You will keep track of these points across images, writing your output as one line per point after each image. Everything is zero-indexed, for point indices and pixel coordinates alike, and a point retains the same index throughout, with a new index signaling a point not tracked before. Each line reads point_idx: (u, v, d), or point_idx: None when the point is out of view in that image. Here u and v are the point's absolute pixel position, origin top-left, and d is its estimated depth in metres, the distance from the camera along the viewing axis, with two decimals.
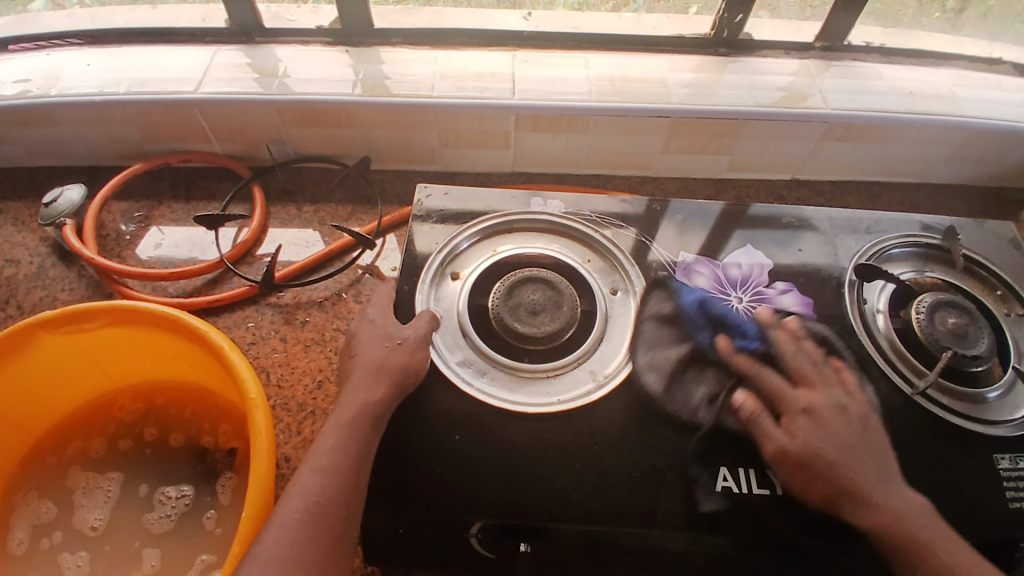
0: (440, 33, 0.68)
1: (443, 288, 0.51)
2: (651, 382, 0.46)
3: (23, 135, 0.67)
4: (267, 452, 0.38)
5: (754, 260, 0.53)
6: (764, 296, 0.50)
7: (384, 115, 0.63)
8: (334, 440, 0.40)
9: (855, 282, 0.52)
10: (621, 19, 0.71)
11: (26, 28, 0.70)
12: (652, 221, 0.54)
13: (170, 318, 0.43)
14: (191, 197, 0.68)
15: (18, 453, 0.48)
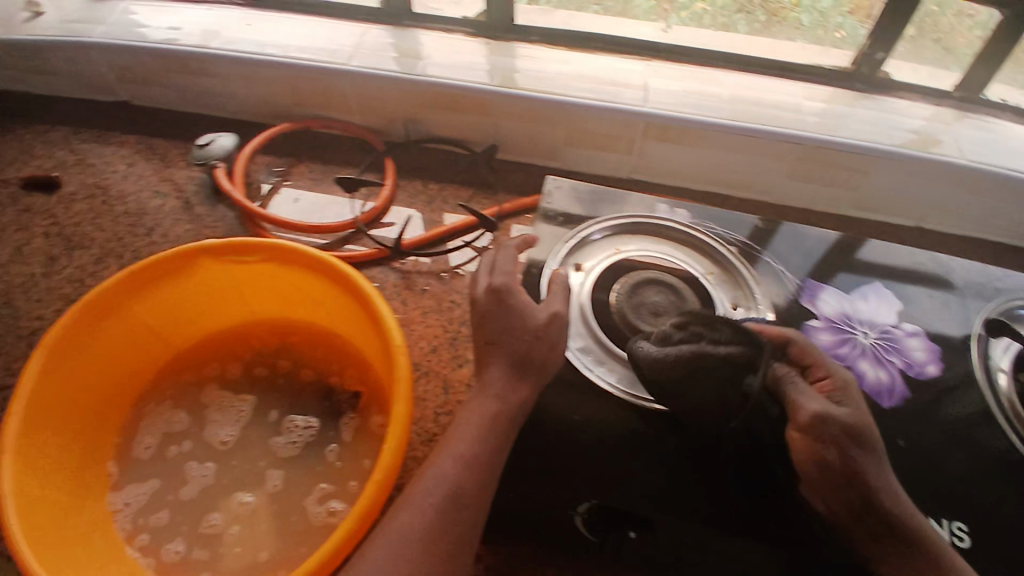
0: (577, 35, 0.69)
1: (569, 277, 0.53)
2: None
3: (181, 83, 0.73)
4: (407, 398, 0.41)
5: (880, 301, 0.53)
6: (889, 337, 0.51)
7: (518, 107, 0.66)
8: (472, 432, 0.41)
9: (978, 339, 0.51)
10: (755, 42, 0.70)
11: None
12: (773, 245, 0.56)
13: (325, 262, 0.48)
14: (326, 160, 0.72)
15: (160, 364, 0.53)
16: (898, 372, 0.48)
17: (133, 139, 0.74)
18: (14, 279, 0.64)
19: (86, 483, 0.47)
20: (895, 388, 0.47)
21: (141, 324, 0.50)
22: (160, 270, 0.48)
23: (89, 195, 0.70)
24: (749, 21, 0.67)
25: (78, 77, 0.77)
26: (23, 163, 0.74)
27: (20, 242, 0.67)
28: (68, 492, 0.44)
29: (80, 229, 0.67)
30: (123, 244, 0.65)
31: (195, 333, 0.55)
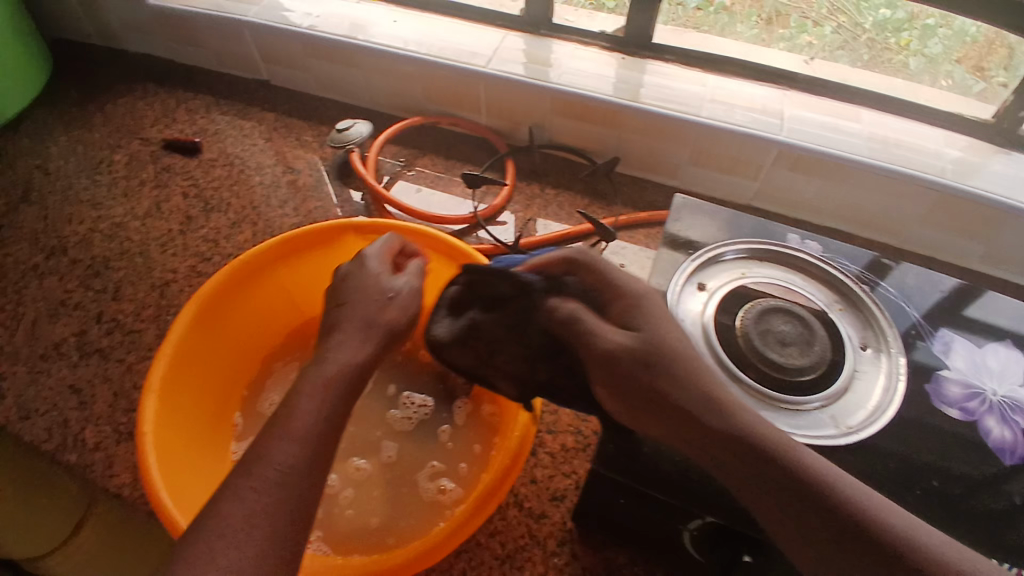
0: (711, 57, 0.69)
1: (692, 296, 0.54)
2: (901, 444, 0.45)
3: (322, 69, 0.77)
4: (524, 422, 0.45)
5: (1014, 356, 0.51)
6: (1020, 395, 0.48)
7: (649, 122, 0.66)
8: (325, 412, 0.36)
9: None
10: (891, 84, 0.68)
11: None
12: (910, 291, 0.54)
13: (470, 255, 0.52)
14: (450, 156, 0.75)
15: (290, 328, 0.56)
16: None
17: (273, 116, 0.79)
18: (154, 235, 0.67)
19: (214, 423, 0.50)
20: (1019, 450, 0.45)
21: (282, 286, 0.54)
22: (308, 239, 0.52)
23: (228, 164, 0.74)
24: (852, 59, 0.69)
25: (226, 54, 0.82)
26: (167, 125, 0.79)
27: (159, 197, 0.71)
28: (200, 428, 0.48)
29: (217, 194, 0.71)
30: (257, 213, 0.69)
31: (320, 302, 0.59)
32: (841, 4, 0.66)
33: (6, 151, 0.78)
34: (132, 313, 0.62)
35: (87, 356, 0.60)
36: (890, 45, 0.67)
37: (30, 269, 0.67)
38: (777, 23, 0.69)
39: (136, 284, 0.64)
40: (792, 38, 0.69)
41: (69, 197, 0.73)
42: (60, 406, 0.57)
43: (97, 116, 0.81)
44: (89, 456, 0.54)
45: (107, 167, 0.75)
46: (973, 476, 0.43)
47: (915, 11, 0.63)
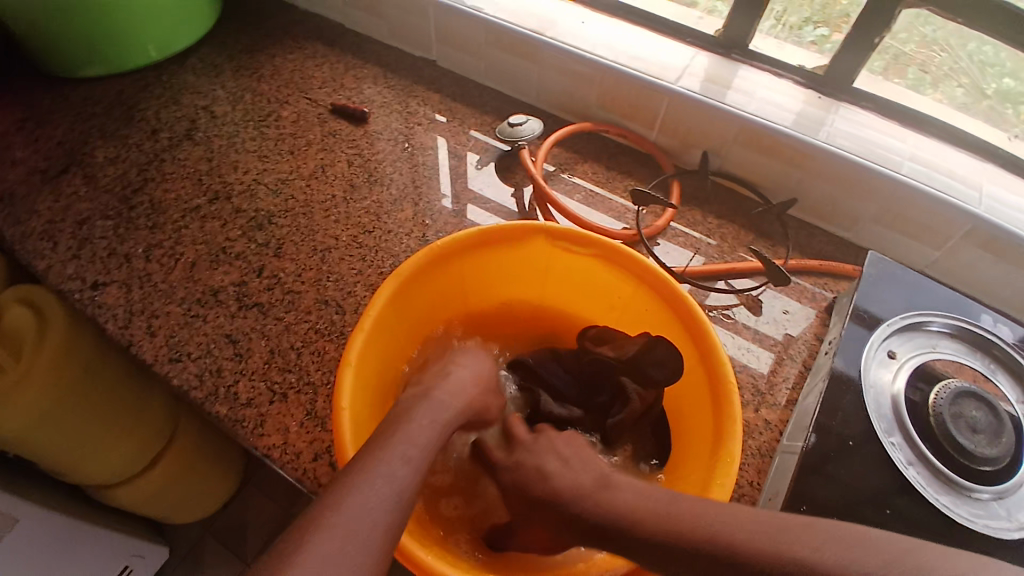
0: (912, 113, 0.65)
1: (881, 363, 0.51)
2: None
3: (498, 58, 0.77)
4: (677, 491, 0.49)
5: None
6: None
7: (839, 170, 0.64)
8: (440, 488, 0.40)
9: None
10: None
11: None
12: None
13: (662, 279, 0.50)
14: (610, 166, 0.74)
15: (461, 305, 0.59)
16: None
17: (439, 97, 0.80)
18: (319, 198, 0.68)
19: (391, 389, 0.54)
20: None
21: (466, 273, 0.55)
22: (503, 236, 0.52)
23: (394, 141, 0.75)
24: None
25: (400, 27, 0.82)
26: (335, 89, 0.80)
27: (325, 160, 0.72)
28: (379, 403, 0.51)
29: (381, 167, 0.72)
30: (418, 193, 0.69)
31: (488, 294, 0.60)
32: (963, 66, 0.63)
33: (174, 87, 0.80)
34: (294, 273, 0.61)
35: (245, 308, 0.59)
36: (1008, 115, 0.64)
37: (192, 209, 0.67)
38: (893, 71, 0.66)
39: (300, 244, 0.64)
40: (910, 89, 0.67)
41: (234, 144, 0.73)
42: (215, 353, 0.56)
43: (265, 67, 0.82)
44: (239, 411, 0.52)
45: (274, 120, 0.76)
46: None
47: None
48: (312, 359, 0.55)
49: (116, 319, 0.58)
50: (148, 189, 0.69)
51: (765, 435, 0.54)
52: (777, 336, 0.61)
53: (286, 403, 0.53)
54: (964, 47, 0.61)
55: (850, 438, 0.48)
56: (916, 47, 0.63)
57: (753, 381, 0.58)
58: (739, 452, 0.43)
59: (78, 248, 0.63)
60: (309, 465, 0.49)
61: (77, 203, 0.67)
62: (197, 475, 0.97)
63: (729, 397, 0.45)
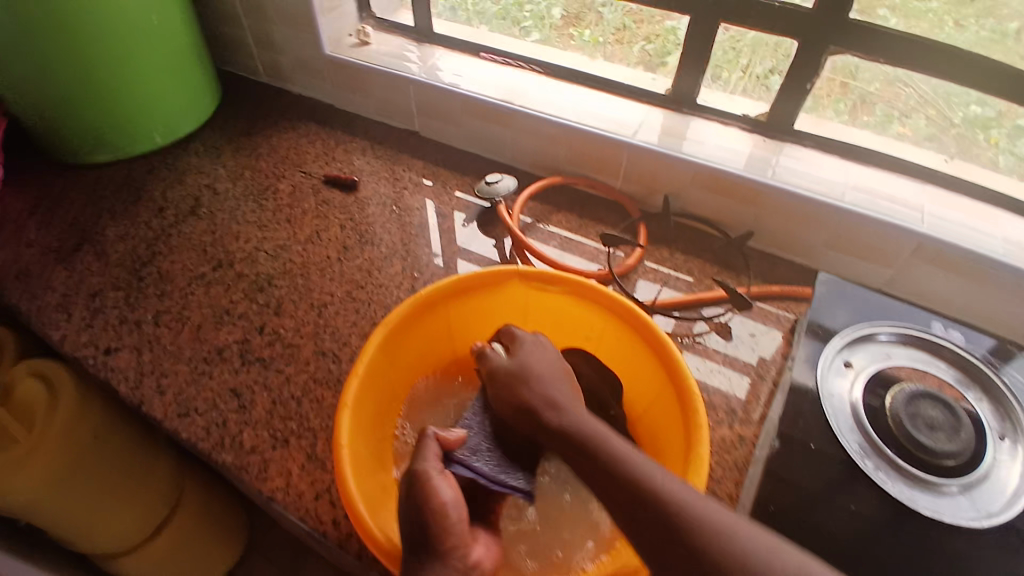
0: (852, 147, 0.72)
1: (841, 372, 0.56)
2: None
3: (473, 125, 0.85)
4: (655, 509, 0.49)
5: None
6: None
7: (788, 202, 0.70)
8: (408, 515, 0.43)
9: None
10: None
11: (500, 45, 0.87)
12: None
13: (626, 307, 0.55)
14: (582, 214, 0.80)
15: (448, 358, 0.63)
16: None
17: (423, 163, 0.87)
18: (315, 260, 0.74)
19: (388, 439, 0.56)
20: None
21: (449, 321, 0.59)
22: (478, 282, 0.58)
23: (383, 204, 0.81)
24: None
25: (383, 103, 0.91)
26: (328, 162, 0.88)
27: (320, 226, 0.78)
28: (379, 450, 0.53)
29: (373, 228, 0.78)
30: (407, 248, 0.75)
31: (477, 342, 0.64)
32: (929, 98, 0.68)
33: (178, 168, 0.87)
34: (293, 328, 0.66)
35: (249, 362, 0.63)
36: (980, 140, 0.68)
37: (198, 276, 0.72)
38: (862, 111, 0.72)
39: (298, 302, 0.69)
40: (879, 126, 0.73)
41: (235, 215, 0.80)
42: (221, 406, 0.59)
43: (262, 146, 0.90)
44: (243, 457, 0.55)
45: (272, 193, 0.83)
46: None
47: (1006, 108, 0.64)
48: (311, 406, 0.59)
49: (127, 380, 0.62)
50: (156, 261, 0.74)
51: (742, 450, 0.57)
52: (750, 356, 0.65)
53: (288, 447, 0.56)
54: (928, 82, 0.67)
55: (812, 442, 0.51)
56: (881, 86, 0.69)
57: (726, 401, 0.61)
58: (708, 456, 0.45)
59: (92, 318, 0.68)
60: (310, 504, 0.52)
61: (89, 278, 0.73)
62: (203, 542, 0.97)
63: (695, 406, 0.48)
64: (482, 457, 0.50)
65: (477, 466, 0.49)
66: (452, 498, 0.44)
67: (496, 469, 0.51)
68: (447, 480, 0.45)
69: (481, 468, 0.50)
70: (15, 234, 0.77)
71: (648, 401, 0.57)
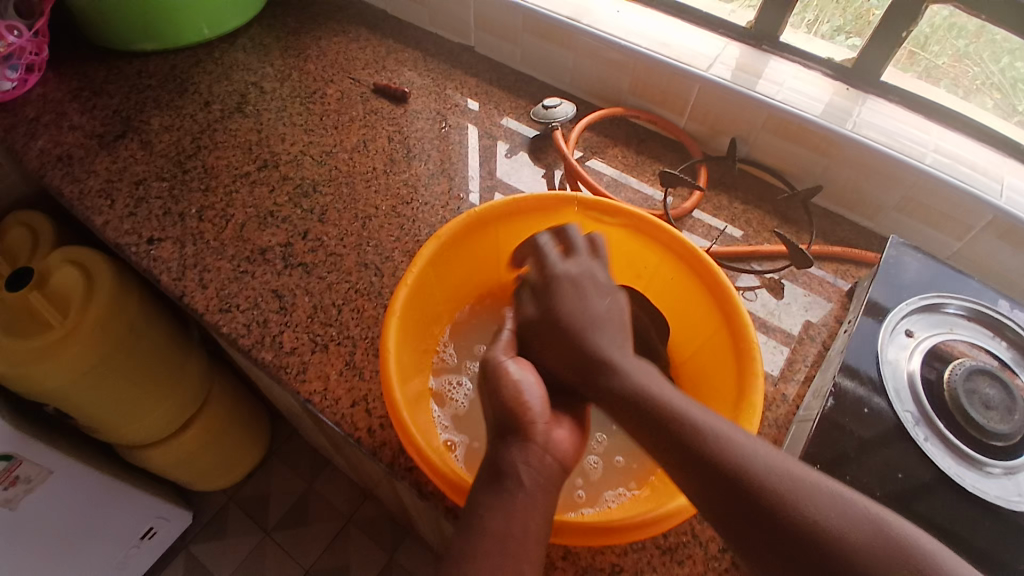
0: (939, 107, 0.67)
1: (900, 340, 0.54)
2: None
3: (532, 44, 0.80)
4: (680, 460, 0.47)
5: None
6: None
7: (864, 159, 0.65)
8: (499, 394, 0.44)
9: None
10: None
11: None
12: None
13: (687, 249, 0.52)
14: (640, 151, 0.76)
15: (496, 279, 0.61)
16: None
17: (476, 81, 0.83)
18: (360, 170, 0.72)
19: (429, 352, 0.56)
20: None
21: (500, 244, 0.58)
22: (535, 206, 0.55)
23: (432, 121, 0.78)
24: None
25: (440, 14, 0.86)
26: (377, 70, 0.84)
27: (366, 136, 0.75)
28: (422, 363, 0.52)
29: (419, 144, 0.75)
30: (454, 168, 0.73)
31: None
32: (994, 80, 0.65)
33: (224, 64, 0.84)
34: (336, 236, 0.65)
35: (291, 266, 0.62)
36: None
37: (242, 175, 0.71)
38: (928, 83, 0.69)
39: (341, 211, 0.67)
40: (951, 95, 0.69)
41: (280, 117, 0.77)
42: (262, 306, 0.59)
43: (310, 48, 0.87)
44: (283, 357, 0.55)
45: (318, 97, 0.80)
46: None
47: None
48: (352, 315, 0.58)
49: (169, 272, 0.62)
50: (200, 156, 0.73)
51: (783, 408, 0.56)
52: (801, 316, 0.63)
53: (328, 352, 0.56)
54: (997, 61, 0.63)
55: (866, 405, 0.50)
56: (949, 60, 0.66)
57: (772, 356, 0.60)
58: (761, 404, 0.44)
59: (134, 207, 0.67)
60: (348, 410, 0.52)
61: (133, 166, 0.71)
62: (225, 442, 1.01)
63: (751, 354, 0.47)
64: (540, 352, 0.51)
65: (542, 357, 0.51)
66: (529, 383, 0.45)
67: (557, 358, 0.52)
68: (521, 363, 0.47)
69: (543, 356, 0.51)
70: (59, 118, 0.76)
71: (698, 346, 0.55)
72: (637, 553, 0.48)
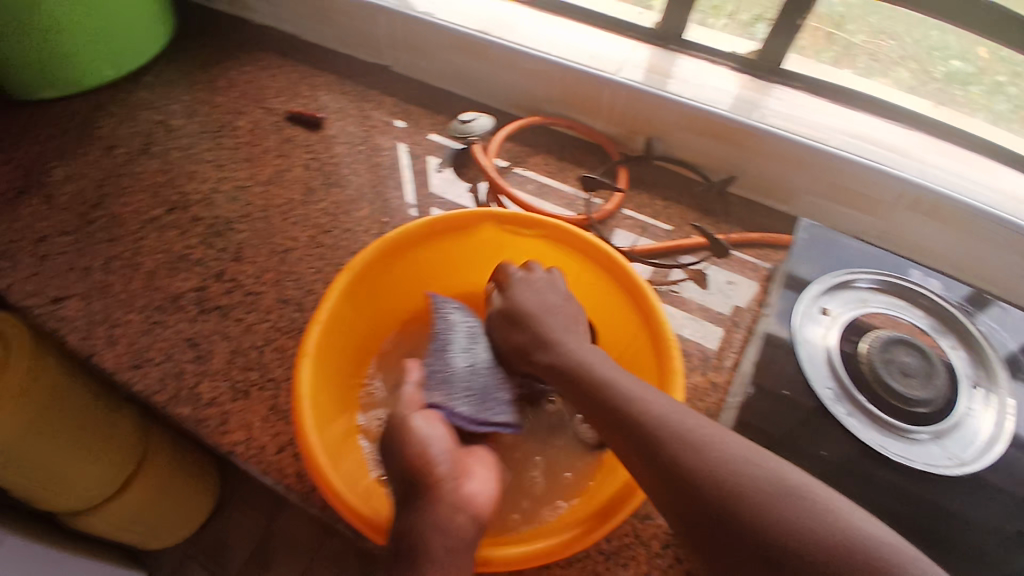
0: (840, 89, 0.69)
1: (817, 319, 0.55)
2: (986, 492, 0.47)
3: (445, 59, 0.80)
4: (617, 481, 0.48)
5: None
6: None
7: (772, 146, 0.67)
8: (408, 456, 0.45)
9: None
10: None
11: None
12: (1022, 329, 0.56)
13: (602, 253, 0.53)
14: (561, 157, 0.77)
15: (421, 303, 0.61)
16: None
17: (393, 100, 0.82)
18: (277, 202, 0.70)
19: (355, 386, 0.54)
20: None
21: (419, 269, 0.57)
22: (449, 226, 0.55)
23: (350, 145, 0.76)
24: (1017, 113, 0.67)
25: (351, 34, 0.84)
26: (290, 97, 0.82)
27: (281, 166, 0.73)
28: (346, 400, 0.51)
29: (337, 169, 0.74)
30: (374, 191, 0.71)
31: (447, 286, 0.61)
32: (912, 52, 0.68)
33: (130, 104, 0.81)
34: (254, 275, 0.63)
35: (207, 312, 0.60)
36: (958, 96, 0.69)
37: (151, 220, 0.68)
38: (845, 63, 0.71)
39: (257, 247, 0.65)
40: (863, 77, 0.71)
41: (190, 155, 0.75)
42: (179, 357, 0.57)
43: (219, 80, 0.84)
44: (203, 410, 0.53)
45: (230, 131, 0.78)
46: None
47: (987, 64, 0.65)
48: (274, 356, 0.57)
49: (78, 331, 0.59)
50: (107, 204, 0.69)
51: (715, 397, 0.57)
52: (726, 304, 0.64)
53: (250, 399, 0.54)
54: (913, 35, 0.67)
55: (786, 388, 0.51)
56: (866, 38, 0.68)
57: (701, 346, 0.61)
58: (682, 402, 0.45)
59: (37, 265, 0.64)
60: (275, 457, 0.51)
61: (34, 222, 0.68)
62: (174, 494, 0.97)
63: (669, 352, 0.47)
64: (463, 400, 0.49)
65: (458, 409, 0.49)
66: (436, 436, 0.46)
67: (479, 408, 0.50)
68: (426, 415, 0.47)
69: (461, 410, 0.49)
70: None
71: (623, 348, 0.56)
72: (579, 563, 0.48)
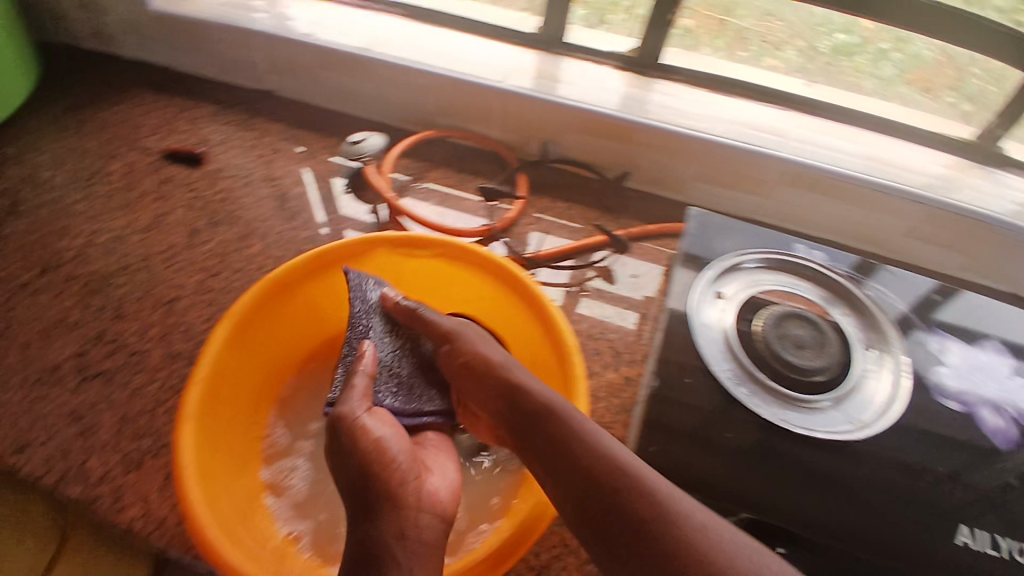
0: (717, 78, 0.72)
1: (712, 304, 0.56)
2: (880, 447, 0.50)
3: (329, 79, 0.77)
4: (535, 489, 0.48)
5: (997, 355, 0.57)
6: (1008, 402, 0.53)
7: (658, 139, 0.69)
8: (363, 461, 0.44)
9: None
10: (897, 109, 0.71)
11: None
12: (905, 288, 0.60)
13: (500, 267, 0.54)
14: (459, 169, 0.76)
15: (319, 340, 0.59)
16: (1017, 424, 0.52)
17: (280, 126, 0.79)
18: (161, 248, 0.65)
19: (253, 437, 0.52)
20: (1012, 438, 0.52)
21: (314, 302, 0.56)
22: (341, 256, 0.54)
23: (237, 179, 0.73)
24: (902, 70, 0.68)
25: (227, 62, 0.80)
26: (167, 134, 0.77)
27: (162, 209, 0.69)
28: (238, 457, 0.49)
29: (224, 206, 0.70)
30: (268, 225, 0.69)
31: None
32: (798, 28, 0.69)
33: None
34: (139, 331, 0.59)
35: (89, 379, 0.55)
36: (845, 68, 0.70)
37: (16, 285, 0.62)
38: (738, 47, 0.71)
39: (141, 301, 0.61)
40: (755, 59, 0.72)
41: (59, 208, 0.69)
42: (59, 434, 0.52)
43: (86, 123, 0.78)
44: (92, 489, 0.49)
45: (103, 177, 0.72)
46: (940, 466, 0.49)
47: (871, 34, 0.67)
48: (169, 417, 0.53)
49: None
50: None
51: (628, 392, 0.58)
52: (632, 298, 0.65)
53: (145, 469, 0.50)
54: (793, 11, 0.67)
55: (688, 375, 0.52)
56: (754, 21, 0.69)
57: (612, 344, 0.62)
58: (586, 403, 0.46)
59: None
60: (178, 528, 0.47)
61: None
62: None
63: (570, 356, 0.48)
64: (392, 394, 0.52)
65: (387, 403, 0.52)
66: (388, 436, 0.47)
67: (406, 401, 0.53)
68: (376, 416, 0.48)
69: (391, 405, 0.52)
70: None
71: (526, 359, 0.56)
72: None
